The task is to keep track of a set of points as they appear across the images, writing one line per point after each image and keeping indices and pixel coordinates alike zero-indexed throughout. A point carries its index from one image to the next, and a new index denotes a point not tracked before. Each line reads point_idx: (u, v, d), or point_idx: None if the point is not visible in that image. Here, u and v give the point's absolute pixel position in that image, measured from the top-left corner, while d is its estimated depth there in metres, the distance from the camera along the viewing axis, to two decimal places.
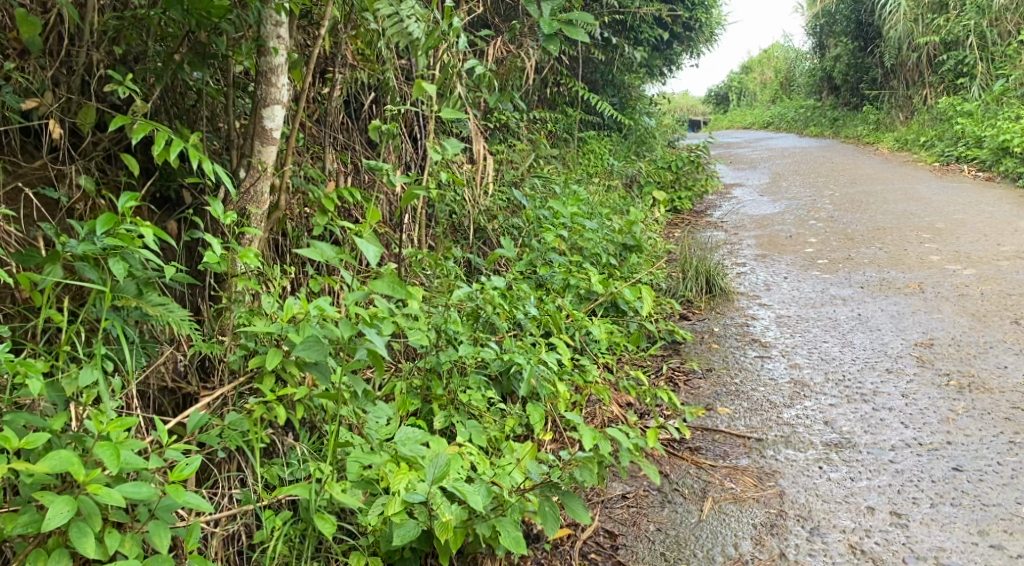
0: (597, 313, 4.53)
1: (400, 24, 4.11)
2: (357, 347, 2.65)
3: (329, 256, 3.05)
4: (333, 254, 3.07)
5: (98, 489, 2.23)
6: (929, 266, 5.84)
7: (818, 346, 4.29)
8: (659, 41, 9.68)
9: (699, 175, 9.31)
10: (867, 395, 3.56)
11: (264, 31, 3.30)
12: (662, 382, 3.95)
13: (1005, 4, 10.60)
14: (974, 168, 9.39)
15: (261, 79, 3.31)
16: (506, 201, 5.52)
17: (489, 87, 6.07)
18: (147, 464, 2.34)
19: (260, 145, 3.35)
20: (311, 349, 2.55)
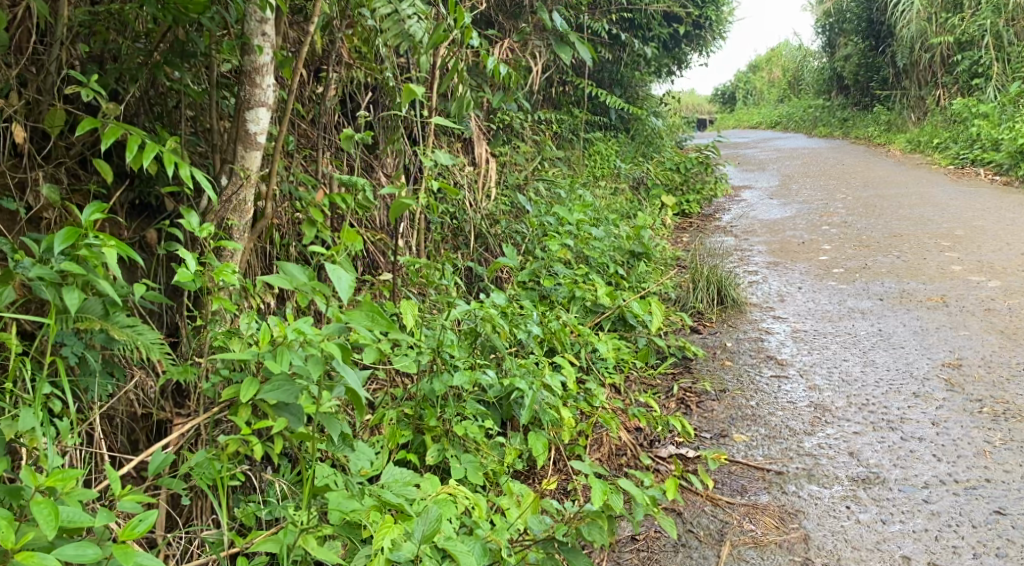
0: (604, 327, 4.30)
1: (400, 24, 3.88)
2: (334, 385, 2.44)
3: (301, 282, 2.71)
4: (305, 282, 2.71)
5: (30, 556, 2.00)
6: (950, 277, 5.60)
7: (837, 365, 4.05)
8: (668, 39, 9.43)
9: (707, 177, 9.06)
10: (895, 422, 3.32)
11: (248, 28, 3.04)
12: (672, 404, 3.72)
13: None
14: (990, 171, 9.14)
15: (245, 79, 3.05)
16: (508, 206, 5.28)
17: (492, 87, 5.83)
18: (91, 521, 2.12)
19: (243, 151, 3.08)
20: (282, 391, 2.36)
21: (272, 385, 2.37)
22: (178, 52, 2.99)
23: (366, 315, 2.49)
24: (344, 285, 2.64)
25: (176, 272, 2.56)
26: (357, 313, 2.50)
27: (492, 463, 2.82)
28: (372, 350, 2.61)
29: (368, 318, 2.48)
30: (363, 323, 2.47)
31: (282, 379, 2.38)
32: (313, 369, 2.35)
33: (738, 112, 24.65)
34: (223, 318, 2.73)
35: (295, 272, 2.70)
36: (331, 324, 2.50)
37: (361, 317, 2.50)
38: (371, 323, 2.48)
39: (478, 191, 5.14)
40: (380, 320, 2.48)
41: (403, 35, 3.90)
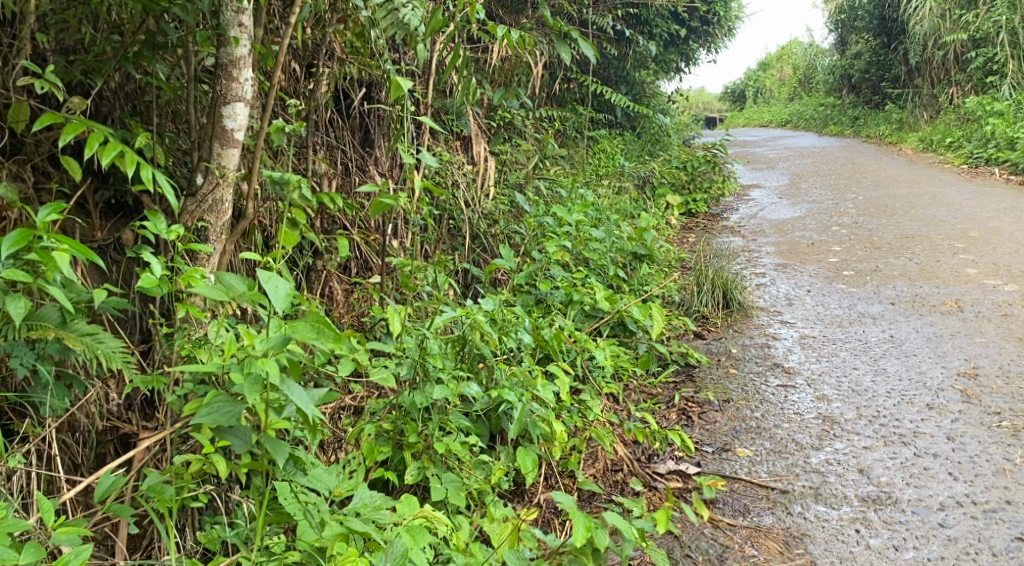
0: (603, 333, 4.13)
1: (395, 14, 3.66)
2: (283, 405, 2.23)
3: (237, 291, 2.43)
4: (242, 291, 2.43)
5: None
6: (965, 281, 5.43)
7: (847, 374, 3.87)
8: (676, 35, 9.25)
9: (715, 176, 8.87)
10: (908, 437, 3.14)
11: (224, 19, 2.86)
12: (673, 415, 3.54)
13: None
14: (1006, 170, 8.93)
15: (220, 72, 2.86)
16: (507, 205, 5.12)
17: (493, 83, 5.67)
18: (18, 559, 1.99)
19: (220, 148, 2.90)
20: (221, 414, 2.18)
21: (210, 408, 2.19)
22: (147, 42, 2.84)
23: (312, 325, 2.27)
24: (281, 294, 2.37)
25: (141, 277, 2.40)
26: (302, 324, 2.28)
27: (476, 482, 2.67)
28: (347, 362, 2.49)
29: (314, 328, 2.26)
30: (309, 335, 2.24)
31: (221, 401, 2.20)
32: (250, 392, 2.15)
33: (747, 110, 24.44)
34: (194, 325, 2.58)
35: (233, 281, 2.45)
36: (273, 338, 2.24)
37: (307, 327, 2.28)
38: (318, 334, 2.26)
39: (476, 191, 4.98)
40: (328, 330, 2.26)
41: (397, 24, 3.69)
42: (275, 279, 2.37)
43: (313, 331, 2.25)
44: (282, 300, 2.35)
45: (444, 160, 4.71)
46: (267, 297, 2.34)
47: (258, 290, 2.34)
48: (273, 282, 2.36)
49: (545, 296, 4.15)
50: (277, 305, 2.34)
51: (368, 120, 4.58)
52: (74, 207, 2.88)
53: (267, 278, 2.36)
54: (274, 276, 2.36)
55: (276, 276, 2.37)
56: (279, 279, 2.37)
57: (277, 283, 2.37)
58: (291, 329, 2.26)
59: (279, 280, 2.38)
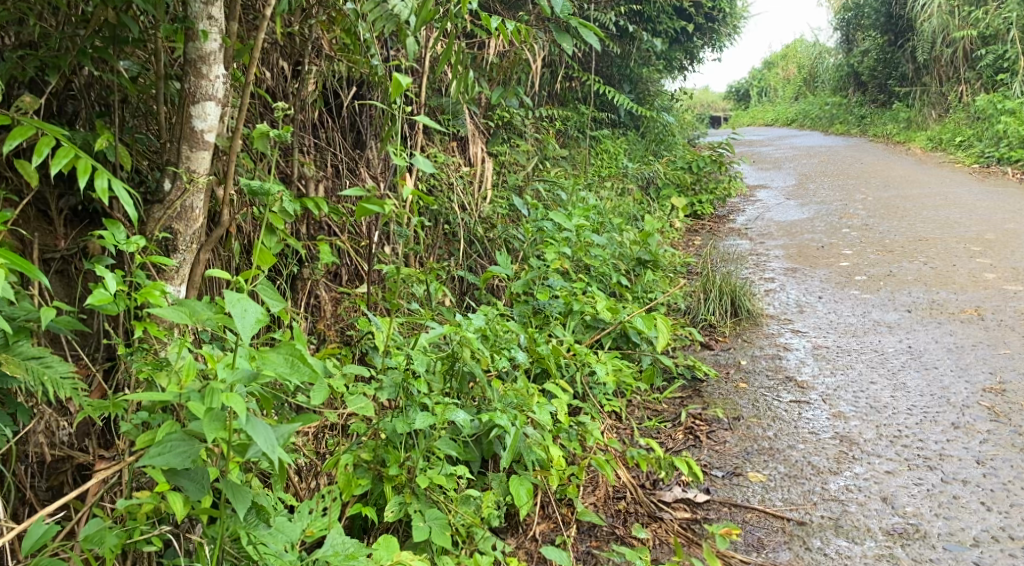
0: (605, 345, 3.91)
1: (383, 5, 3.46)
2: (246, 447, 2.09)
3: (203, 316, 2.21)
4: (209, 316, 2.22)
5: None
6: (984, 286, 5.20)
7: (864, 389, 3.64)
8: (681, 32, 9.03)
9: (721, 176, 8.64)
10: (933, 460, 2.92)
11: (193, 11, 2.61)
12: (679, 434, 3.32)
13: None
14: (1018, 170, 8.70)
15: (187, 69, 2.62)
16: (505, 209, 4.90)
17: (491, 82, 5.46)
18: None
19: (188, 151, 2.65)
20: (178, 453, 2.06)
21: (165, 448, 2.06)
22: (109, 37, 2.63)
23: (284, 359, 2.13)
24: (250, 321, 2.14)
25: (93, 293, 2.20)
26: (273, 356, 2.14)
27: (464, 516, 2.50)
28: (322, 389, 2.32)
29: (286, 360, 2.13)
30: (281, 370, 2.11)
31: (177, 440, 2.08)
32: (207, 434, 2.02)
33: (751, 110, 24.22)
34: (156, 345, 2.36)
35: (200, 304, 2.24)
36: (241, 371, 2.09)
37: (280, 359, 2.13)
38: (292, 370, 2.12)
39: (473, 194, 4.76)
40: (303, 366, 2.12)
41: (386, 18, 3.48)
42: (246, 303, 2.14)
43: (283, 366, 2.12)
44: (249, 326, 2.11)
45: (439, 162, 4.49)
46: (233, 323, 2.11)
47: (225, 314, 2.12)
48: (244, 306, 2.15)
49: (544, 305, 3.93)
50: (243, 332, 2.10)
51: (360, 120, 4.32)
52: (36, 214, 2.63)
53: (235, 302, 2.14)
54: (244, 301, 2.13)
55: (246, 299, 2.15)
56: (251, 304, 2.15)
57: (247, 308, 2.15)
58: (262, 362, 2.13)
59: (250, 304, 2.14)
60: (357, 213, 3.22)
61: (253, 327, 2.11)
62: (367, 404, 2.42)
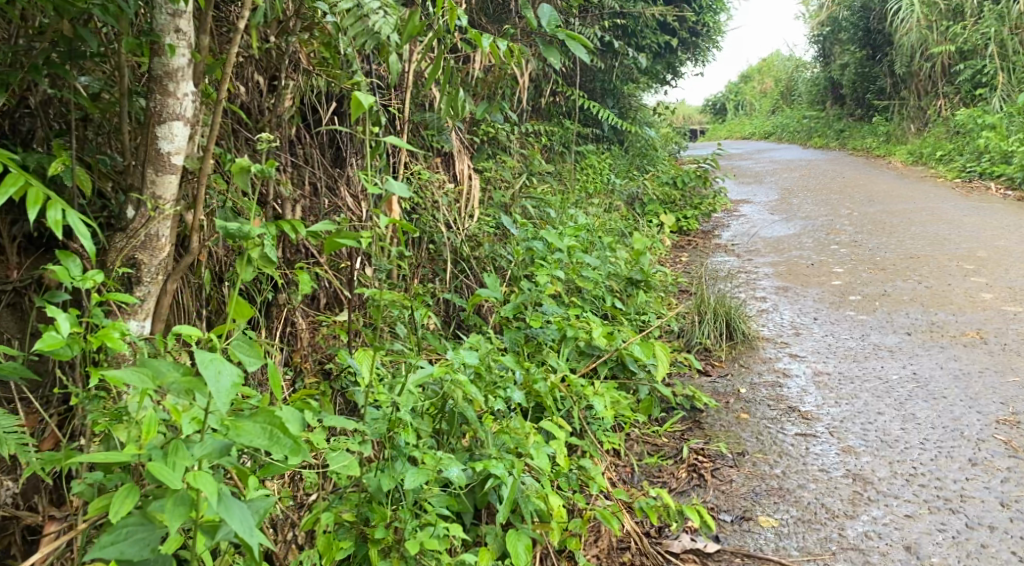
0: (600, 374, 3.71)
1: (364, 20, 3.31)
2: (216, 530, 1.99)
3: (170, 378, 2.01)
4: (177, 379, 2.02)
5: None
6: (983, 307, 5.05)
7: (873, 420, 3.46)
8: (664, 45, 8.89)
9: (706, 192, 8.50)
10: (954, 501, 2.83)
11: (159, 24, 2.40)
12: (683, 471, 3.14)
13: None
14: (1002, 185, 8.60)
15: (152, 86, 2.41)
16: (492, 227, 4.71)
17: (475, 96, 5.27)
18: None
19: (154, 175, 2.43)
20: (136, 541, 1.95)
21: (119, 536, 1.95)
22: (65, 51, 2.41)
23: (262, 429, 2.01)
24: (225, 386, 1.96)
25: (44, 338, 2.02)
26: (249, 425, 2.02)
27: None
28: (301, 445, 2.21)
29: (263, 430, 2.02)
30: (258, 442, 1.99)
31: (135, 526, 1.96)
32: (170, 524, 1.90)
33: (730, 122, 24.20)
34: (115, 395, 2.19)
35: (163, 363, 2.03)
36: (213, 442, 1.98)
37: (257, 429, 2.01)
38: (271, 442, 2.01)
39: (459, 213, 4.57)
40: (283, 437, 2.01)
41: (366, 34, 3.33)
42: (221, 365, 1.97)
43: (261, 437, 2.00)
44: (227, 393, 1.95)
45: (423, 181, 4.31)
46: (207, 388, 1.94)
47: (198, 378, 1.94)
48: (219, 371, 1.97)
49: (536, 332, 3.72)
50: (219, 400, 1.93)
51: (340, 136, 4.11)
52: None
53: (209, 368, 1.96)
54: (221, 364, 1.96)
55: (220, 360, 1.98)
56: (226, 365, 1.98)
57: (221, 369, 1.98)
58: (236, 431, 2.02)
59: (227, 370, 1.97)
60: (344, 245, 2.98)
61: (231, 395, 1.96)
62: (350, 461, 2.26)
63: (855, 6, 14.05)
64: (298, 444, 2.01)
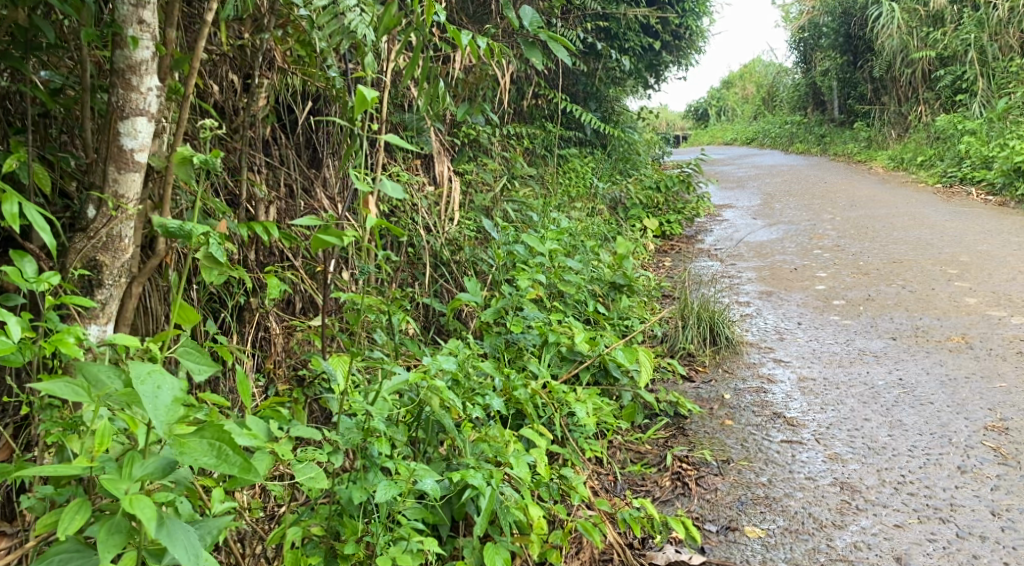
0: (581, 380, 3.64)
1: (340, 18, 3.23)
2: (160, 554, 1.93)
3: (111, 392, 1.96)
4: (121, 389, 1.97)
5: None
6: (967, 312, 5.00)
7: (859, 427, 3.40)
8: (648, 48, 8.83)
9: (689, 196, 8.45)
10: (944, 511, 2.77)
11: (121, 16, 2.31)
12: (666, 480, 3.07)
13: (1005, 15, 9.86)
14: (982, 190, 8.59)
15: (114, 80, 2.31)
16: (473, 231, 4.63)
17: (455, 98, 5.19)
18: None
19: (115, 173, 2.34)
20: None
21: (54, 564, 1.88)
22: (22, 43, 2.33)
23: (209, 446, 1.91)
24: (165, 401, 1.88)
25: None
26: (195, 442, 1.92)
27: None
28: (263, 454, 2.11)
29: (211, 447, 1.92)
30: (206, 460, 1.90)
31: (71, 552, 1.89)
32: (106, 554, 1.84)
33: (712, 128, 24.24)
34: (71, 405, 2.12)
35: (102, 372, 1.97)
36: (156, 462, 1.90)
37: (203, 446, 1.91)
38: (218, 459, 1.91)
39: (439, 215, 4.49)
40: (231, 455, 1.92)
41: (342, 32, 3.25)
42: (159, 378, 1.90)
43: (209, 455, 1.91)
44: (166, 409, 1.88)
45: (403, 182, 4.22)
46: (144, 404, 1.86)
47: (135, 392, 1.87)
48: (158, 387, 1.89)
49: (517, 337, 3.62)
50: (156, 417, 1.86)
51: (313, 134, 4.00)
52: None
53: (146, 383, 1.88)
54: (159, 379, 1.89)
55: (159, 374, 1.90)
56: (166, 379, 1.90)
57: (162, 383, 1.90)
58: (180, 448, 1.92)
59: (166, 384, 1.90)
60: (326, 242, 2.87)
61: (171, 410, 1.89)
62: (317, 472, 2.16)
63: (836, 12, 14.07)
64: (247, 460, 1.92)
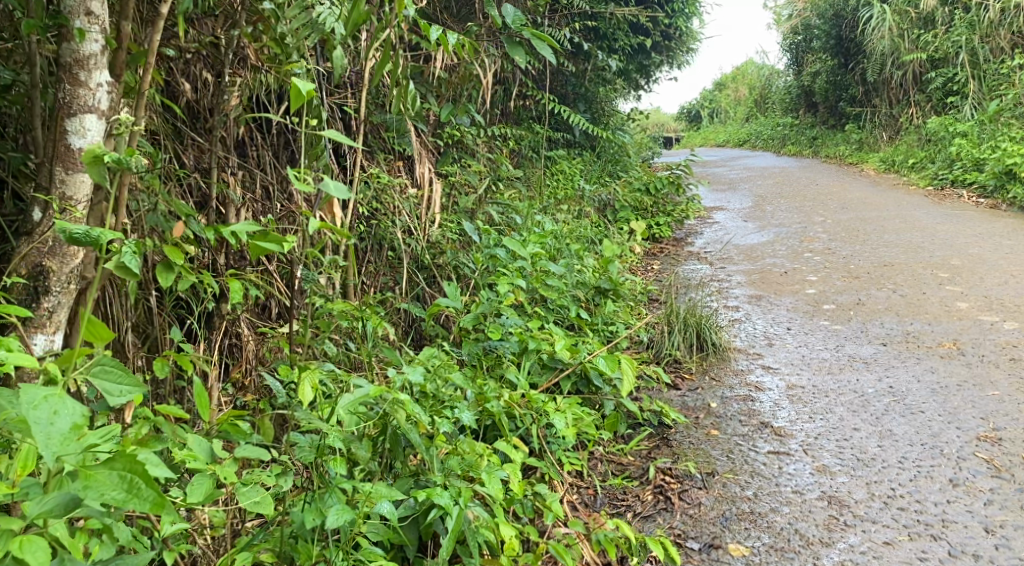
0: (563, 389, 3.53)
1: (308, 12, 3.24)
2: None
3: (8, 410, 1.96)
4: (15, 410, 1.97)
5: None
6: (958, 317, 4.90)
7: (847, 437, 3.30)
8: (638, 48, 8.72)
9: (679, 198, 8.34)
10: (936, 528, 2.69)
11: (68, 7, 2.24)
12: (649, 494, 2.98)
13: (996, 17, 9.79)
14: (973, 192, 8.51)
15: (61, 74, 2.23)
16: (455, 234, 4.51)
17: (438, 98, 5.07)
18: None
19: (63, 173, 2.24)
20: None
21: None
22: None
23: (119, 480, 1.88)
24: (61, 429, 1.87)
25: None
26: (104, 474, 1.89)
27: None
28: (202, 478, 2.14)
29: (121, 480, 1.89)
30: (114, 496, 1.87)
31: None
32: None
33: (704, 130, 24.16)
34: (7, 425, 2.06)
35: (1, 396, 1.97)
36: (56, 497, 1.88)
37: (113, 478, 1.88)
38: (128, 493, 1.88)
39: (420, 217, 4.38)
40: (142, 488, 1.88)
41: (310, 25, 3.26)
42: (55, 405, 1.88)
43: (118, 489, 1.88)
44: (60, 438, 1.87)
45: (382, 183, 4.10)
46: (37, 433, 1.85)
47: (29, 420, 1.86)
48: (52, 413, 1.88)
49: (495, 344, 3.51)
50: (47, 446, 1.85)
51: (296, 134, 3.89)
52: None
53: (39, 410, 1.87)
54: (53, 405, 1.89)
55: (55, 400, 1.89)
56: (63, 405, 1.89)
57: (59, 409, 1.89)
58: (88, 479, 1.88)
59: (62, 409, 1.89)
60: (269, 247, 2.74)
61: (67, 439, 1.87)
62: (262, 495, 2.15)
63: (828, 14, 14.00)
64: (158, 494, 1.87)
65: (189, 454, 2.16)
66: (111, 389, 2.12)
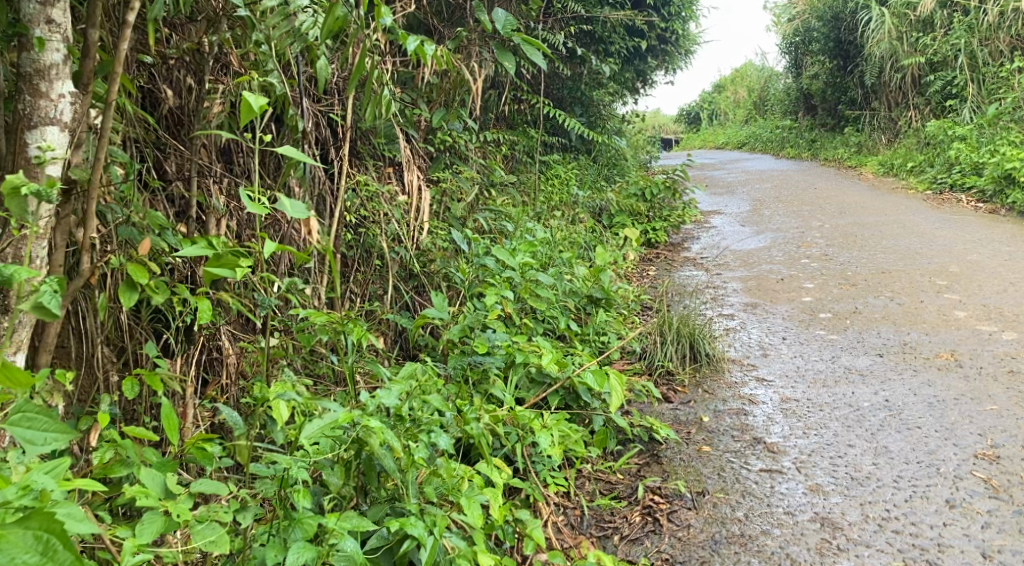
0: (551, 403, 3.45)
1: (290, 19, 3.12)
2: None
3: None
4: None
5: None
6: (956, 326, 4.83)
7: (842, 454, 3.21)
8: (634, 51, 8.62)
9: (676, 202, 8.23)
10: (931, 553, 2.66)
11: (28, 17, 2.24)
12: (638, 515, 2.94)
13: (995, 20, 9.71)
14: (972, 197, 8.44)
15: (20, 84, 2.23)
16: (444, 242, 4.42)
17: (429, 104, 4.99)
18: None
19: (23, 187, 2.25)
20: None
21: None
22: None
23: (31, 542, 1.72)
24: None
25: None
26: (16, 534, 1.73)
27: None
28: (154, 516, 2.11)
29: (36, 542, 1.73)
30: (27, 559, 1.71)
31: None
32: None
33: (703, 132, 24.09)
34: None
35: None
36: None
37: (26, 536, 1.73)
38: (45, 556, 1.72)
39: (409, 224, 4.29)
40: (60, 550, 1.73)
41: (293, 34, 3.17)
42: None
43: (32, 553, 1.71)
44: None
45: (369, 191, 4.01)
46: None
47: None
48: None
49: (481, 359, 3.40)
50: None
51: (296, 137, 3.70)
52: None
53: None
54: None
55: None
56: None
57: None
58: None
59: None
60: (219, 272, 2.68)
61: None
62: (218, 535, 2.15)
63: (827, 16, 13.91)
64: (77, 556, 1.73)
65: (138, 491, 2.12)
66: (33, 438, 2.02)
